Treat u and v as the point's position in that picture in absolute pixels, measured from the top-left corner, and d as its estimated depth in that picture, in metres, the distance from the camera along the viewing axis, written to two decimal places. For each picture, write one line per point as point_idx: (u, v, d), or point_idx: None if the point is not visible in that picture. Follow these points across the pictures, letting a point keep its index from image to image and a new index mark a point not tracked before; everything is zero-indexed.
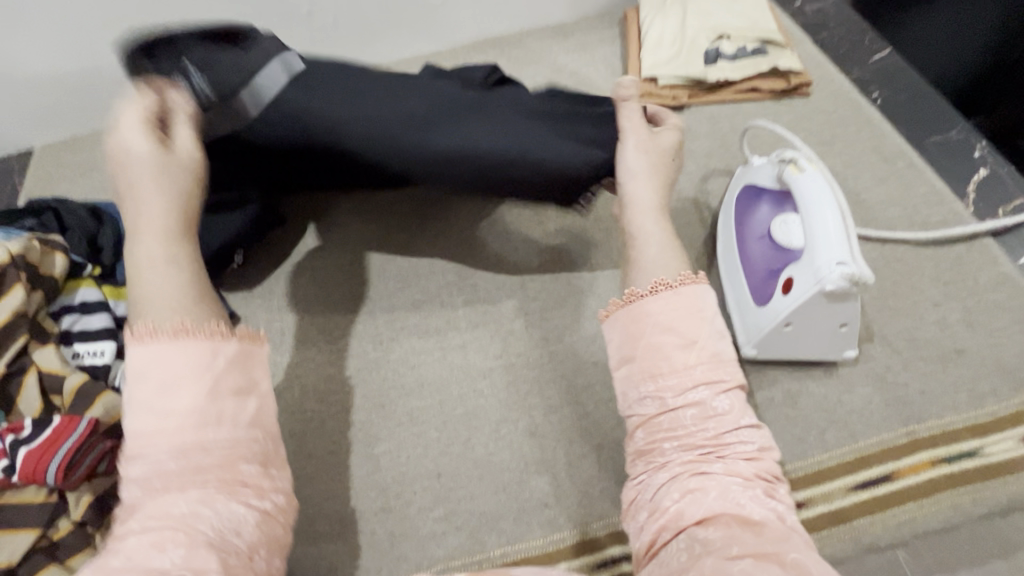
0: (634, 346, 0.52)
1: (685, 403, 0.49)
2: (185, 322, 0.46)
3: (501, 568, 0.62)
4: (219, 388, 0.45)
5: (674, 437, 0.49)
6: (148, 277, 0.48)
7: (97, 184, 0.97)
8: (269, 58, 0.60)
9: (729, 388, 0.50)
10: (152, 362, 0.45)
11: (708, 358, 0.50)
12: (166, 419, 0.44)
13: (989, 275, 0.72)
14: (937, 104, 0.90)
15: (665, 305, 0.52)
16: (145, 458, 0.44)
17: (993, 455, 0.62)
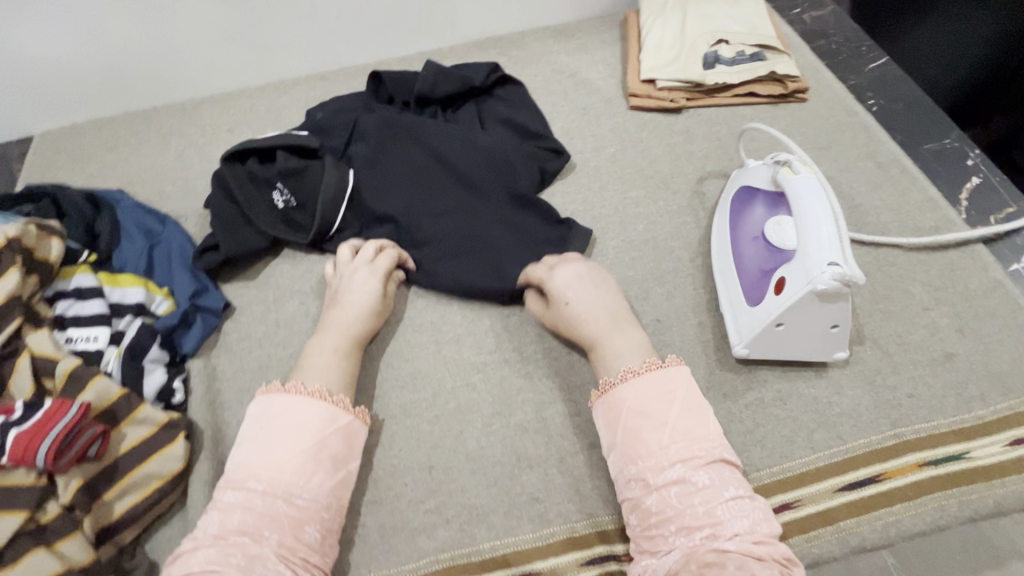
0: (613, 434, 0.58)
1: (666, 481, 0.53)
2: (323, 391, 0.60)
3: (490, 562, 0.62)
4: (321, 453, 0.57)
5: (668, 519, 0.52)
6: (316, 362, 0.64)
7: (95, 172, 0.97)
8: (326, 175, 0.80)
9: (709, 462, 0.54)
10: (279, 410, 0.58)
11: (682, 434, 0.55)
12: (276, 464, 0.54)
13: (980, 281, 0.73)
14: (932, 112, 0.91)
15: (635, 390, 0.58)
16: (242, 506, 0.52)
17: (980, 458, 0.62)
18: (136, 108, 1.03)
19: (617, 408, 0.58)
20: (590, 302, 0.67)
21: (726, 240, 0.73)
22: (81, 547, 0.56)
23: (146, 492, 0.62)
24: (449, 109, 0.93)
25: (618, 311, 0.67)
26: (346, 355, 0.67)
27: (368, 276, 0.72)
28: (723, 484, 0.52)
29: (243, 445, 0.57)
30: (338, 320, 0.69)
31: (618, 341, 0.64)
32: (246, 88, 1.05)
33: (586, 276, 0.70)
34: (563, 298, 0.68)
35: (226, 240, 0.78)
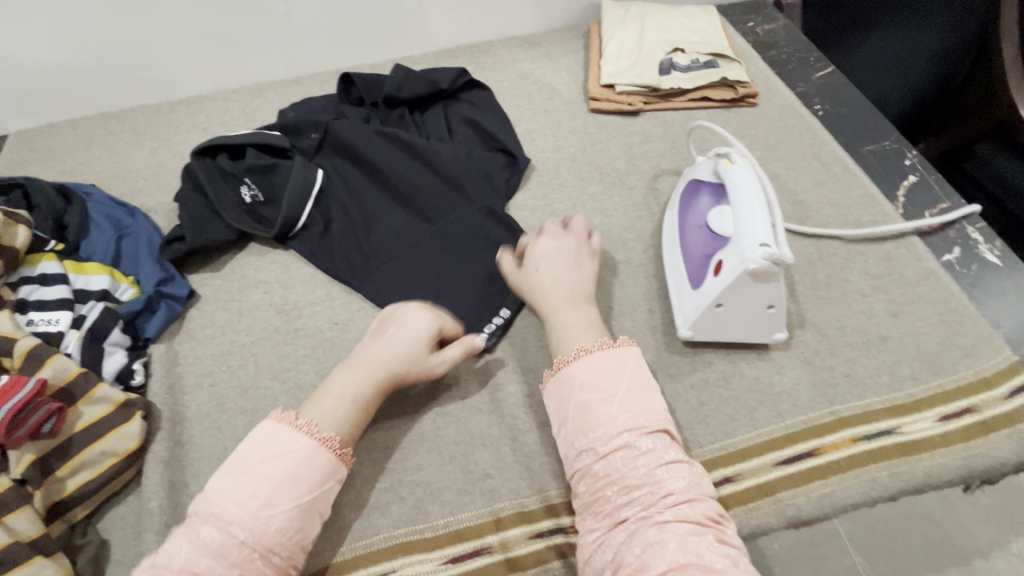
0: (566, 405, 0.59)
1: (613, 448, 0.55)
2: (334, 438, 0.59)
3: (442, 537, 0.63)
4: (309, 505, 0.56)
5: (614, 484, 0.54)
6: (323, 403, 0.61)
7: (68, 168, 0.99)
8: (295, 173, 0.83)
9: (655, 432, 0.56)
10: (284, 444, 0.57)
11: (635, 406, 0.57)
12: (265, 509, 0.53)
13: (915, 270, 0.77)
14: (875, 115, 0.96)
15: (590, 367, 0.60)
16: (218, 527, 0.52)
17: (910, 434, 0.65)
18: (111, 109, 1.06)
19: (571, 381, 0.60)
20: (556, 274, 0.70)
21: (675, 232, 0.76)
22: (30, 521, 0.56)
23: (99, 471, 0.63)
24: (417, 111, 0.96)
25: (581, 292, 0.70)
26: (364, 406, 0.63)
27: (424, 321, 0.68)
28: (670, 460, 0.55)
29: (231, 468, 0.56)
30: (380, 362, 0.65)
31: (573, 317, 0.67)
32: (222, 91, 1.08)
33: (567, 250, 0.73)
34: (537, 267, 0.71)
35: (194, 232, 0.80)
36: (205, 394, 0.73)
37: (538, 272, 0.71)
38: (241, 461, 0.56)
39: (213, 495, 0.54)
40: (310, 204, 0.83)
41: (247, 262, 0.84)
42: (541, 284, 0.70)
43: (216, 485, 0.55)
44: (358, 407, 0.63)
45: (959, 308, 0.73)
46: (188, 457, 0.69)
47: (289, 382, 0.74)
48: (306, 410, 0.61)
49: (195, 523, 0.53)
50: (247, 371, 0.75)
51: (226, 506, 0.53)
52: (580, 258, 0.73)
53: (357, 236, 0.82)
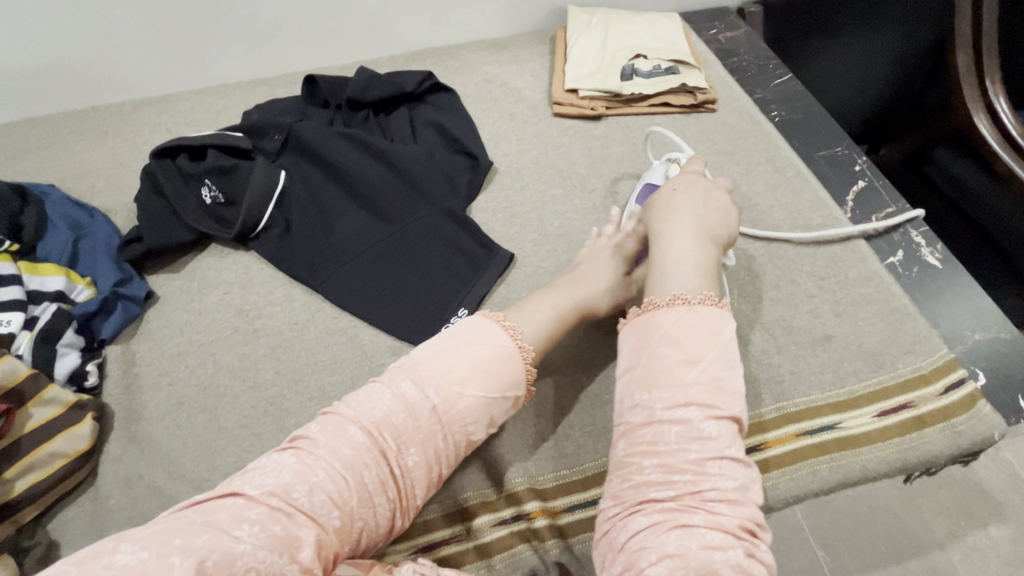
0: (647, 355, 0.54)
1: (672, 418, 0.51)
2: (527, 347, 0.60)
3: (406, 530, 0.65)
4: (492, 403, 0.57)
5: (654, 455, 0.51)
6: (532, 314, 0.64)
7: (26, 168, 0.97)
8: (258, 175, 0.84)
9: (726, 420, 0.51)
10: (487, 337, 0.59)
11: (713, 387, 0.52)
12: (456, 387, 0.55)
13: (859, 271, 0.80)
14: (828, 122, 0.99)
15: (679, 319, 0.55)
16: (391, 396, 0.54)
17: (851, 428, 0.68)
18: (73, 107, 1.05)
19: (660, 330, 0.55)
20: (687, 206, 0.64)
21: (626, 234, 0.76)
22: None
23: (49, 471, 0.62)
24: (381, 113, 0.97)
25: (708, 228, 0.63)
26: (560, 318, 0.65)
27: (613, 254, 0.72)
28: (727, 454, 0.50)
29: (439, 343, 0.58)
30: (569, 282, 0.69)
31: (685, 249, 0.61)
32: (187, 91, 1.07)
33: (713, 192, 0.67)
34: (672, 187, 0.67)
35: (154, 234, 0.80)
36: (162, 394, 0.73)
37: (672, 193, 0.66)
38: (440, 342, 0.58)
39: (417, 359, 0.57)
40: (272, 206, 0.84)
41: (207, 261, 0.85)
42: (670, 203, 0.65)
43: (422, 350, 0.58)
44: (558, 321, 0.65)
45: (900, 308, 0.76)
46: (143, 457, 0.68)
47: (248, 381, 0.74)
48: (510, 316, 0.63)
49: (395, 377, 0.56)
50: (206, 371, 0.75)
51: (421, 371, 0.56)
52: (724, 204, 0.66)
53: (316, 236, 0.83)
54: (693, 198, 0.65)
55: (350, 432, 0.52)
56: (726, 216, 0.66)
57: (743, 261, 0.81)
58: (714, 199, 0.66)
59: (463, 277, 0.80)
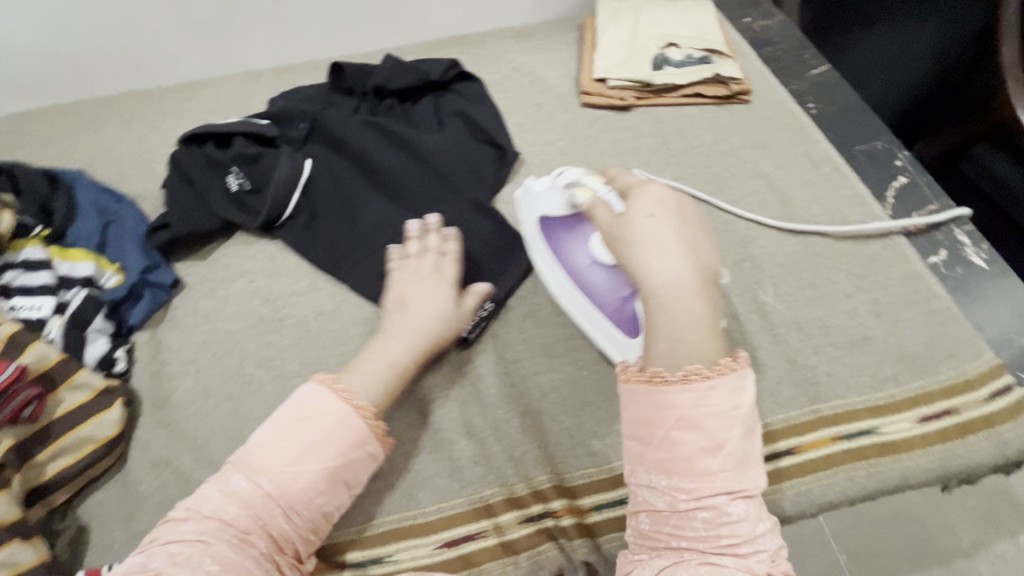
0: (655, 436, 0.50)
1: (697, 505, 0.48)
2: (366, 407, 0.60)
3: (434, 523, 0.66)
4: (339, 473, 0.58)
5: (683, 536, 0.49)
6: (371, 366, 0.64)
7: (55, 154, 0.98)
8: (283, 164, 0.83)
9: (751, 493, 0.48)
10: (317, 407, 0.58)
11: (734, 460, 0.48)
12: (293, 466, 0.56)
13: (900, 271, 0.77)
14: (867, 114, 0.95)
15: (695, 400, 0.49)
16: (251, 474, 0.55)
17: (889, 434, 0.65)
18: (101, 94, 1.05)
19: (671, 405, 0.49)
20: (675, 240, 0.53)
21: (563, 278, 0.74)
22: (8, 505, 0.57)
23: (80, 455, 0.63)
24: (407, 101, 0.96)
25: (702, 273, 0.52)
26: (399, 371, 0.65)
27: (437, 282, 0.71)
28: (754, 524, 0.48)
29: (274, 424, 0.58)
30: (405, 327, 0.68)
31: (687, 307, 0.51)
32: (212, 78, 1.07)
33: (685, 209, 0.56)
34: (646, 214, 0.55)
35: (181, 221, 0.81)
36: (189, 380, 0.73)
37: (644, 226, 0.54)
38: (287, 416, 0.58)
39: (253, 447, 0.57)
40: (297, 196, 0.83)
41: (232, 249, 0.84)
42: (637, 248, 0.54)
43: (257, 436, 0.58)
44: (394, 371, 0.65)
45: (943, 310, 0.73)
46: (171, 444, 0.69)
47: (274, 370, 0.74)
48: (344, 376, 0.63)
49: (227, 472, 0.56)
50: (232, 359, 0.75)
51: (263, 457, 0.56)
52: (700, 224, 0.56)
53: (342, 227, 0.82)
54: (664, 224, 0.54)
55: (254, 508, 0.54)
56: (710, 246, 0.55)
57: (777, 258, 0.79)
58: (687, 214, 0.56)
59: (489, 271, 0.79)
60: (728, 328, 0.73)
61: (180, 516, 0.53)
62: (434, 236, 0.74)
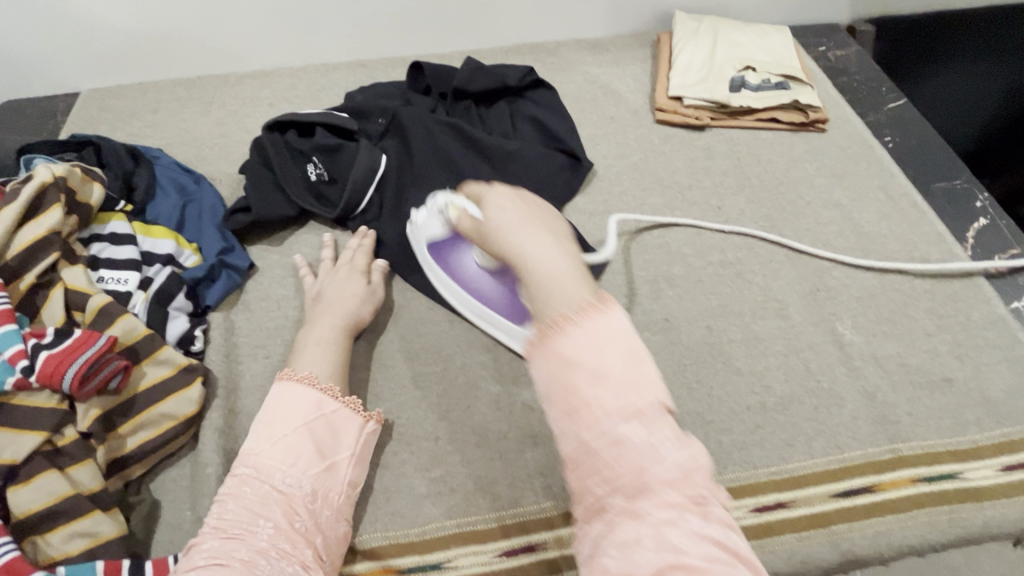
0: (547, 382, 0.40)
1: (604, 439, 0.38)
2: (310, 375, 0.62)
3: (495, 531, 0.63)
4: (306, 436, 0.58)
5: (601, 479, 0.38)
6: (305, 350, 0.67)
7: (134, 131, 1.00)
8: (361, 156, 0.83)
9: (648, 411, 0.38)
10: (276, 396, 0.61)
11: (621, 382, 0.39)
12: (262, 447, 0.57)
13: (982, 314, 0.75)
14: (946, 153, 0.94)
15: (575, 333, 0.40)
16: (236, 474, 0.56)
17: (972, 480, 0.64)
18: (179, 75, 1.07)
19: (558, 351, 0.40)
20: (525, 219, 0.47)
21: (457, 295, 0.76)
22: (92, 475, 0.58)
23: (159, 431, 0.64)
24: (483, 105, 0.96)
25: (559, 231, 0.47)
26: (337, 346, 0.68)
27: (350, 273, 0.76)
28: (660, 443, 0.38)
29: (252, 428, 0.60)
30: (320, 310, 0.72)
31: (545, 262, 0.44)
32: (289, 68, 1.09)
33: (525, 195, 0.50)
34: (494, 204, 0.49)
35: (257, 204, 0.81)
36: (260, 364, 0.74)
37: (497, 215, 0.48)
38: (256, 418, 0.60)
39: (243, 451, 0.58)
40: (372, 191, 0.84)
41: (305, 238, 0.85)
42: (500, 226, 0.47)
43: (243, 445, 0.59)
44: (333, 349, 0.68)
45: None
46: (239, 427, 0.69)
47: None
48: (299, 365, 0.65)
49: (224, 485, 0.56)
50: None
51: (243, 457, 0.57)
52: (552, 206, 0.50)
53: None
54: (513, 206, 0.48)
55: (248, 498, 0.54)
56: (552, 211, 0.49)
57: (854, 292, 0.77)
58: (528, 195, 0.50)
59: None
60: (803, 357, 0.72)
61: (196, 540, 0.51)
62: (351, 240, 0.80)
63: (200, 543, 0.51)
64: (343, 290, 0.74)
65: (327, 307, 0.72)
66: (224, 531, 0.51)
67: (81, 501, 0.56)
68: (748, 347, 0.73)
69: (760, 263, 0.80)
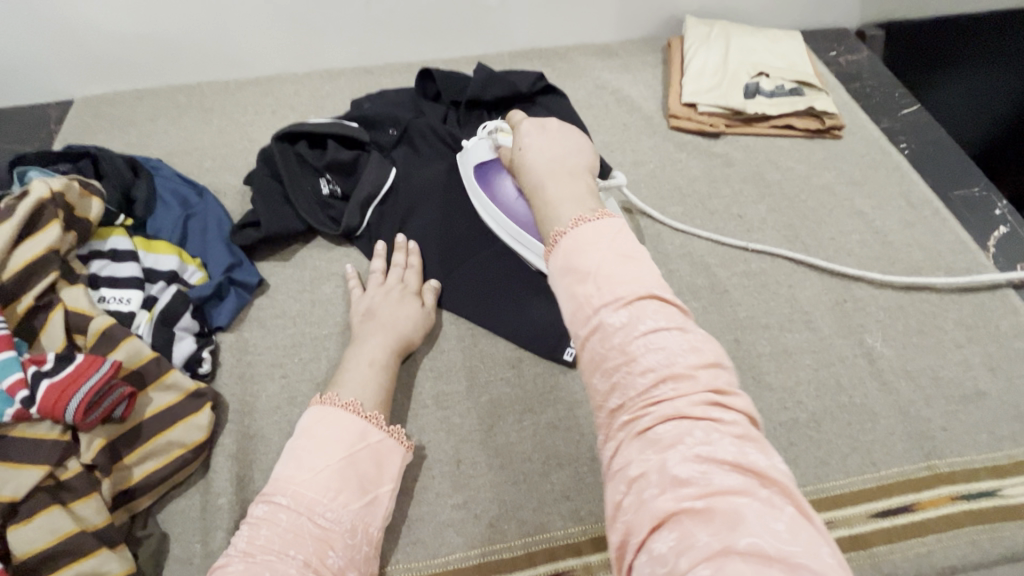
0: (559, 292, 0.45)
1: (603, 325, 0.41)
2: (357, 403, 0.60)
3: (524, 559, 0.60)
4: (350, 467, 0.56)
5: (616, 381, 0.40)
6: (349, 373, 0.64)
7: (132, 140, 0.96)
8: (372, 169, 0.81)
9: (632, 301, 0.42)
10: (320, 421, 0.58)
11: (611, 276, 0.43)
12: (303, 474, 0.54)
13: (1010, 324, 0.74)
14: (964, 160, 0.93)
15: (580, 235, 0.46)
16: (272, 500, 0.52)
17: (1011, 497, 0.62)
18: (178, 83, 1.04)
19: (568, 260, 0.45)
20: (551, 156, 0.57)
21: (494, 215, 0.76)
22: (98, 510, 0.54)
23: (167, 460, 0.60)
24: (495, 113, 0.93)
25: (579, 162, 0.57)
26: (385, 366, 0.66)
27: (405, 295, 0.73)
28: (660, 334, 0.40)
29: (288, 452, 0.56)
30: (371, 337, 0.68)
31: (555, 186, 0.54)
32: (290, 74, 1.05)
33: (550, 125, 0.61)
34: (520, 145, 0.60)
35: (263, 217, 0.78)
36: (275, 385, 0.70)
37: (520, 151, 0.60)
38: (295, 441, 0.57)
39: (278, 475, 0.55)
40: (381, 204, 0.81)
41: (316, 252, 0.82)
42: (526, 163, 0.58)
43: (277, 469, 0.56)
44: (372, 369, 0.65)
45: None
46: (253, 453, 0.65)
47: None
48: (341, 391, 0.62)
49: (255, 508, 0.53)
50: (319, 366, 0.72)
51: (279, 482, 0.54)
52: (583, 145, 0.59)
53: (437, 238, 0.79)
54: (531, 148, 0.58)
55: (283, 526, 0.51)
56: (581, 143, 0.59)
57: (881, 303, 0.76)
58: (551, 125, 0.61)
59: None
60: (834, 371, 0.70)
61: (221, 563, 0.48)
62: (401, 254, 0.76)
63: (225, 567, 0.48)
64: (396, 319, 0.71)
65: (378, 339, 0.68)
66: (256, 560, 0.48)
67: (87, 538, 0.53)
68: (777, 361, 0.71)
69: (785, 274, 0.79)
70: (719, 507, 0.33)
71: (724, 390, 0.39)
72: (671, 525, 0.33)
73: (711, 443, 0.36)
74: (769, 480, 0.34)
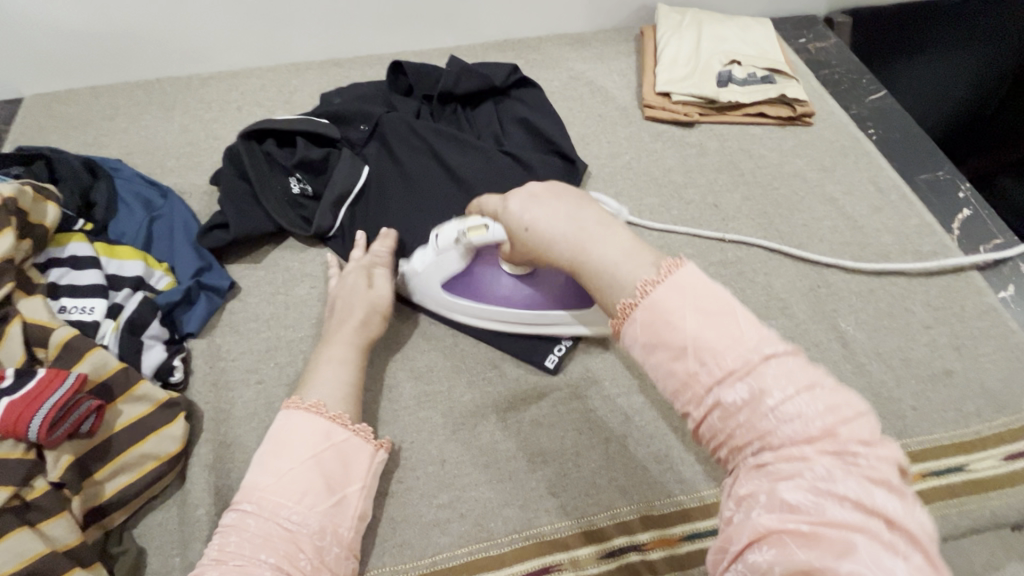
0: (644, 358, 0.40)
1: (721, 394, 0.36)
2: (321, 402, 0.58)
3: (511, 555, 0.60)
4: (315, 468, 0.54)
5: (736, 441, 0.36)
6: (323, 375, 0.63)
7: (88, 141, 0.92)
8: (342, 165, 0.79)
9: (753, 365, 0.36)
10: (285, 425, 0.57)
11: (718, 342, 0.37)
12: (267, 479, 0.53)
13: (975, 305, 0.76)
14: (929, 144, 0.95)
15: (668, 295, 0.39)
16: (237, 507, 0.51)
17: (977, 471, 0.65)
18: (134, 79, 0.99)
19: (650, 319, 0.39)
20: (569, 214, 0.47)
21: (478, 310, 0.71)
22: (68, 529, 0.52)
23: (141, 473, 0.59)
24: (469, 106, 0.92)
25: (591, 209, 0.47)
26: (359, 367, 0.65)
27: (363, 277, 0.71)
28: (788, 393, 0.36)
29: (255, 459, 0.55)
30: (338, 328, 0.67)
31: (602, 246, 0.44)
32: (255, 68, 1.02)
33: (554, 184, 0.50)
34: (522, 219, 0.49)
35: (228, 217, 0.75)
36: (251, 391, 0.69)
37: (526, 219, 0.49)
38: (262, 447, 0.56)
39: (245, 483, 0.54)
40: (354, 201, 0.79)
41: (289, 253, 0.80)
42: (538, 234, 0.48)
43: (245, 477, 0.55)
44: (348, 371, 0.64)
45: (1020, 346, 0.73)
46: (231, 462, 0.64)
47: None
48: (310, 392, 0.60)
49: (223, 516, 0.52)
50: (296, 370, 0.70)
51: (244, 488, 0.53)
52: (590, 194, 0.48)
53: (413, 235, 0.78)
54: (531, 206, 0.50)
55: (250, 531, 0.50)
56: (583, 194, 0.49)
57: (853, 288, 0.77)
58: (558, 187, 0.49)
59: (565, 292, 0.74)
60: (809, 356, 0.71)
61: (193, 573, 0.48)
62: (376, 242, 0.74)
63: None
64: (354, 304, 0.69)
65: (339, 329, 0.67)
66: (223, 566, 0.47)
67: (58, 559, 0.51)
68: None
69: (760, 262, 0.80)
70: (828, 534, 0.31)
71: (867, 439, 0.35)
72: (771, 540, 0.32)
73: (837, 480, 0.33)
74: (901, 525, 0.32)
